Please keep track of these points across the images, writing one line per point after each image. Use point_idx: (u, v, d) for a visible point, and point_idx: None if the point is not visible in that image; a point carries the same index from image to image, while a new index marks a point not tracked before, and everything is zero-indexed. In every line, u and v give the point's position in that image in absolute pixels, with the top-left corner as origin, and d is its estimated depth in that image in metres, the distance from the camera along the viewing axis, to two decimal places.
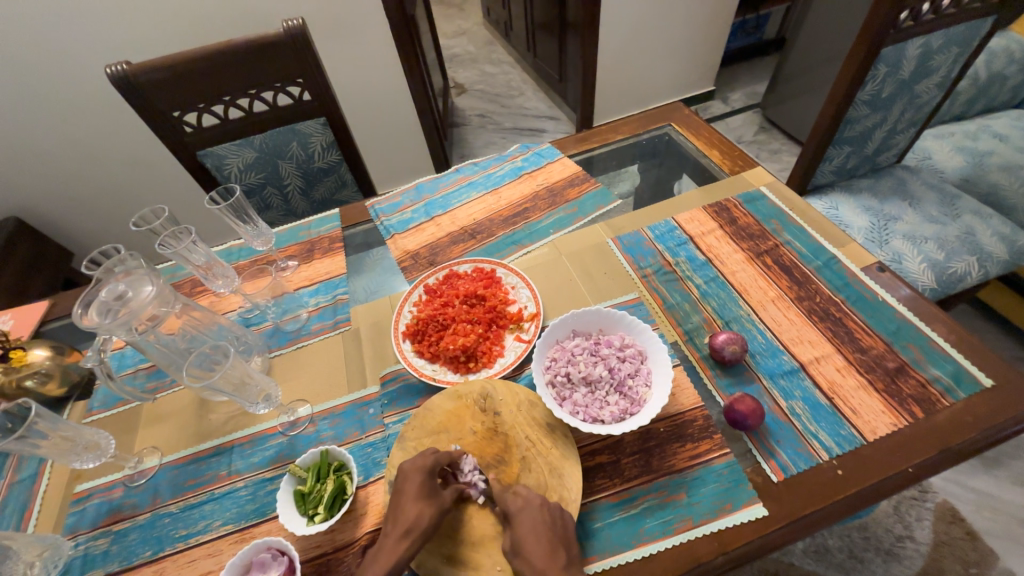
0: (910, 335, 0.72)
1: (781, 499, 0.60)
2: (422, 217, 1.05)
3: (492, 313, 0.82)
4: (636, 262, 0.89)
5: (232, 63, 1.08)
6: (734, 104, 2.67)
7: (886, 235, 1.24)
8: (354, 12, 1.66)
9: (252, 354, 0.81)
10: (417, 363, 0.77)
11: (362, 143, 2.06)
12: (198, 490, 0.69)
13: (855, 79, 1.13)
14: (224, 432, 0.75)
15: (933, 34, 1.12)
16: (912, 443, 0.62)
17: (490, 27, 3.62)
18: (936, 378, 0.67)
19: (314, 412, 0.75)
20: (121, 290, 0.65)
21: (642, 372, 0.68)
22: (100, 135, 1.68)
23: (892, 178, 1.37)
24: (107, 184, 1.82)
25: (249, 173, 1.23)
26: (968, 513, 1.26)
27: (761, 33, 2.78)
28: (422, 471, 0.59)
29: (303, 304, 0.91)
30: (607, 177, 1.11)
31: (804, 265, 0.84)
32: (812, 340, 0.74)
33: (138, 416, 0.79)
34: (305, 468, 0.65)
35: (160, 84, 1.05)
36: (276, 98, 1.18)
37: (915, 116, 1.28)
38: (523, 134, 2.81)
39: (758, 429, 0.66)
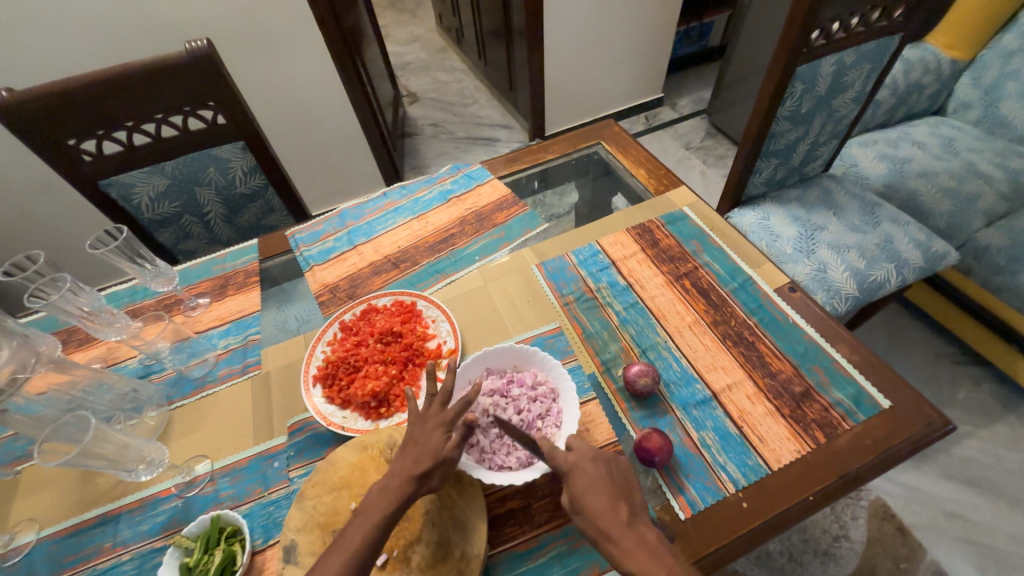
0: (817, 357, 0.74)
1: (688, 537, 0.59)
2: (344, 246, 1.01)
3: (409, 351, 0.79)
4: (558, 289, 0.88)
5: (130, 87, 1.01)
6: (681, 110, 2.73)
7: (812, 245, 1.28)
8: (283, 25, 1.60)
9: (144, 411, 0.76)
10: (326, 410, 0.73)
11: (303, 159, 1.98)
12: (77, 567, 0.63)
13: (774, 96, 1.16)
14: (112, 497, 0.69)
15: (844, 52, 1.16)
16: (813, 470, 0.63)
17: (443, 34, 3.58)
18: (838, 401, 0.69)
19: (214, 468, 0.70)
20: None
21: (552, 412, 0.66)
22: (4, 160, 1.56)
23: (819, 187, 1.42)
24: (18, 212, 1.69)
25: (162, 202, 1.16)
26: (899, 509, 1.31)
27: (705, 41, 2.84)
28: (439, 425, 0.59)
29: (211, 346, 0.85)
30: (556, 191, 1.14)
31: (720, 287, 0.84)
32: (725, 366, 0.74)
33: (14, 485, 0.71)
34: (193, 538, 0.60)
35: (48, 112, 0.97)
36: (187, 122, 1.11)
37: (836, 129, 1.33)
38: (477, 143, 2.79)
39: (669, 464, 0.65)
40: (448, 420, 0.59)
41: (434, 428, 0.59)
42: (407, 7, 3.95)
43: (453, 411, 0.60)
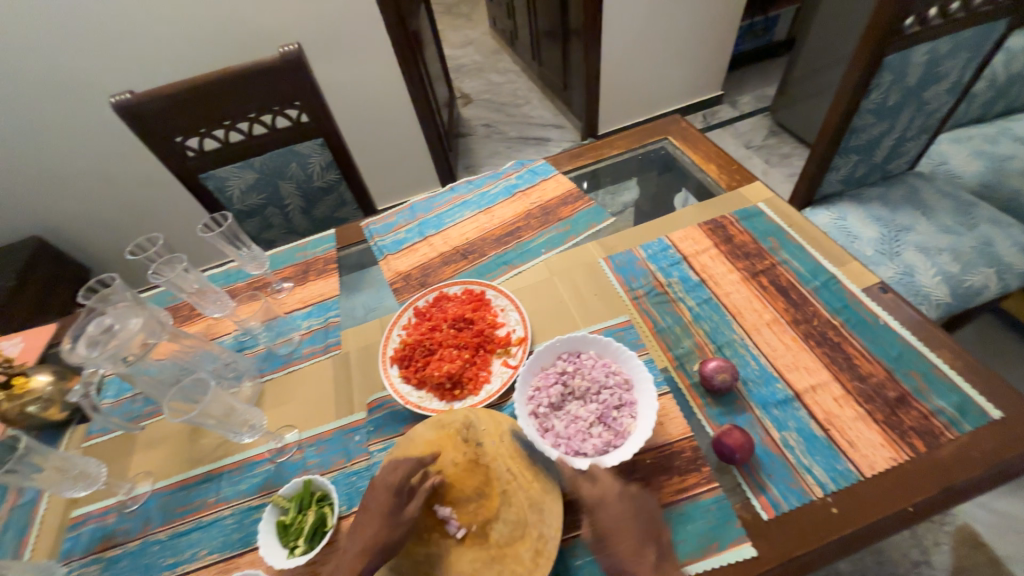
0: (913, 362, 0.69)
1: (771, 538, 0.57)
2: (415, 237, 1.06)
3: (480, 337, 0.81)
4: (627, 282, 0.87)
5: (230, 89, 1.10)
6: (742, 107, 2.62)
7: (897, 246, 1.19)
8: (355, 30, 1.69)
9: (243, 379, 0.83)
10: (403, 389, 0.77)
11: (367, 158, 2.08)
12: (186, 517, 0.69)
13: (859, 87, 1.10)
14: (215, 458, 0.76)
15: (941, 40, 1.07)
16: (911, 479, 0.59)
17: (497, 36, 3.64)
18: (939, 409, 0.64)
19: (302, 438, 0.76)
20: (108, 323, 0.67)
21: (627, 403, 0.66)
22: (115, 157, 1.74)
23: (904, 186, 1.32)
24: (122, 205, 1.89)
25: (250, 194, 1.26)
26: (992, 539, 1.19)
27: (771, 35, 2.72)
28: (390, 485, 0.60)
29: (296, 327, 0.92)
30: (608, 190, 1.11)
31: (801, 285, 0.81)
32: (808, 366, 0.71)
33: (133, 441, 0.80)
34: (288, 498, 0.66)
35: (162, 112, 1.08)
36: (275, 120, 1.20)
37: (926, 123, 1.23)
38: (529, 143, 2.81)
39: (748, 463, 0.63)
40: (394, 483, 0.60)
41: (380, 491, 0.60)
42: (462, 11, 4.05)
43: (398, 474, 0.61)
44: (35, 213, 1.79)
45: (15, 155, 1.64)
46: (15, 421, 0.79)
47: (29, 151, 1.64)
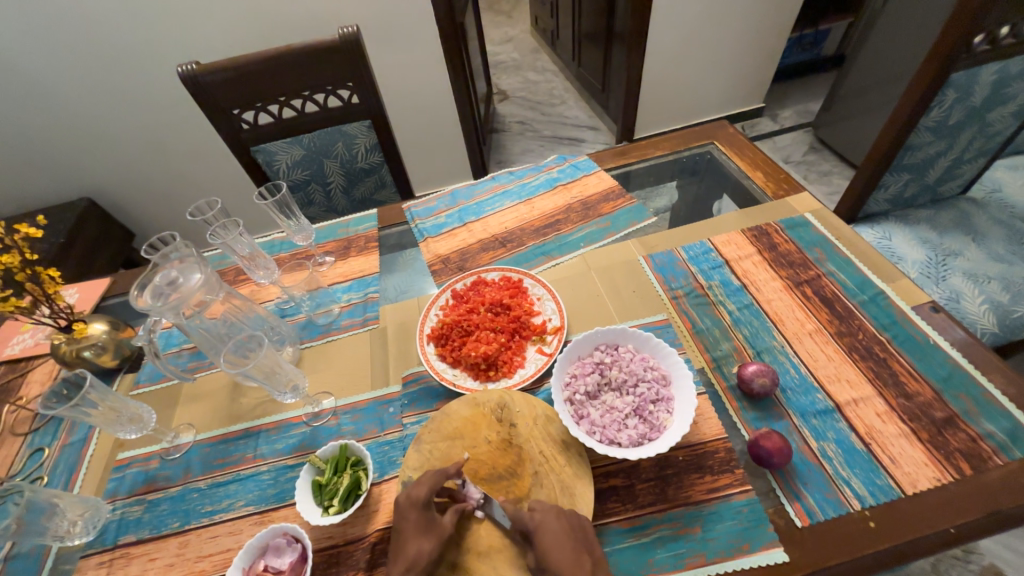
0: (963, 384, 0.67)
1: (805, 545, 0.56)
2: (455, 222, 1.07)
3: (516, 323, 0.82)
4: (667, 282, 0.87)
5: (288, 66, 1.14)
6: (784, 121, 2.57)
7: (943, 271, 1.15)
8: (406, 19, 1.72)
9: (285, 344, 0.85)
10: (439, 366, 0.79)
11: (404, 145, 2.11)
12: (225, 470, 0.72)
13: (919, 104, 1.07)
14: (254, 416, 0.78)
15: (1010, 60, 1.04)
16: (956, 501, 0.57)
17: (537, 35, 3.65)
18: (989, 433, 0.62)
19: (338, 405, 0.78)
20: (173, 276, 0.70)
21: (664, 398, 0.66)
22: (168, 127, 1.82)
23: (955, 210, 1.28)
24: (168, 173, 1.96)
25: (296, 170, 1.29)
26: None
27: (819, 50, 2.66)
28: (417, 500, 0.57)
29: (335, 299, 0.94)
30: (643, 192, 1.10)
31: (847, 298, 0.79)
32: (850, 379, 0.70)
33: (178, 393, 0.83)
34: (324, 460, 0.67)
35: (223, 83, 1.12)
36: (327, 100, 1.23)
37: (985, 146, 1.19)
38: (562, 142, 2.81)
39: (784, 469, 0.63)
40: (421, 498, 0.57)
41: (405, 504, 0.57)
42: (504, 8, 4.08)
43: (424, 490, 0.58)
44: (88, 175, 1.87)
45: (78, 118, 1.72)
46: (71, 363, 0.84)
47: (91, 115, 1.72)
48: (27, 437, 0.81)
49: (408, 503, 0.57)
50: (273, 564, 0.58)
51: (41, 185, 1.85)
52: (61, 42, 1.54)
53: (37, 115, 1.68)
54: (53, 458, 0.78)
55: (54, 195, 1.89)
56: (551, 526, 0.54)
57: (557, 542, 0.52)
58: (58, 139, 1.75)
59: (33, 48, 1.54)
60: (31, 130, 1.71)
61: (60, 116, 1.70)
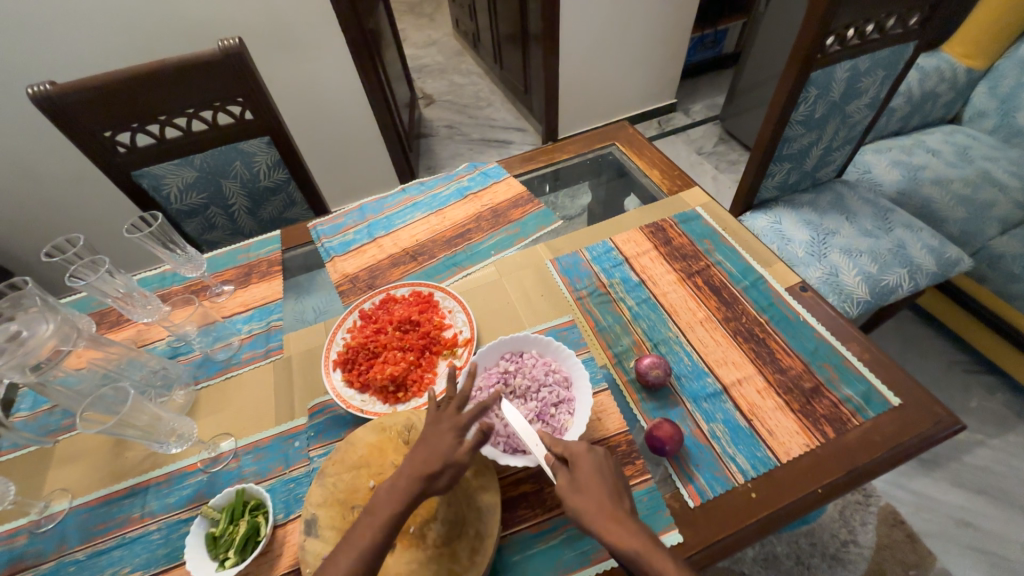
0: (827, 355, 0.75)
1: (697, 525, 0.60)
2: (364, 238, 1.04)
3: (426, 339, 0.81)
4: (572, 283, 0.90)
5: (165, 82, 1.05)
6: (695, 115, 2.74)
7: (824, 249, 1.28)
8: (307, 27, 1.65)
9: (173, 388, 0.79)
10: (346, 393, 0.76)
11: (321, 157, 2.03)
12: (107, 535, 0.66)
13: (788, 100, 1.17)
14: (142, 471, 0.72)
15: (859, 58, 1.17)
16: (822, 463, 0.64)
17: (459, 38, 3.64)
18: (848, 397, 0.70)
19: (238, 446, 0.73)
20: (15, 330, 0.63)
21: (565, 399, 0.68)
22: (39, 152, 1.63)
23: (832, 192, 1.42)
24: (47, 202, 1.75)
25: (189, 193, 1.20)
26: (909, 517, 1.29)
27: (720, 48, 2.86)
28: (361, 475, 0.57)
29: (235, 331, 0.89)
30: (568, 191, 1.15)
31: (732, 285, 0.86)
32: (735, 361, 0.76)
33: (49, 456, 0.74)
34: (219, 509, 0.63)
35: (88, 104, 1.01)
36: (217, 117, 1.15)
37: (849, 135, 1.34)
38: (491, 144, 2.82)
39: (679, 453, 0.66)
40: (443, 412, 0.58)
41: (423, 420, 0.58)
42: (425, 11, 4.03)
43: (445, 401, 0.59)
44: None
45: None
46: None
47: None
48: None
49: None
50: None
51: None
52: None
53: None
54: None
55: None
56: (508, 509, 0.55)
57: (600, 474, 0.55)
58: None
59: None
60: None
61: None
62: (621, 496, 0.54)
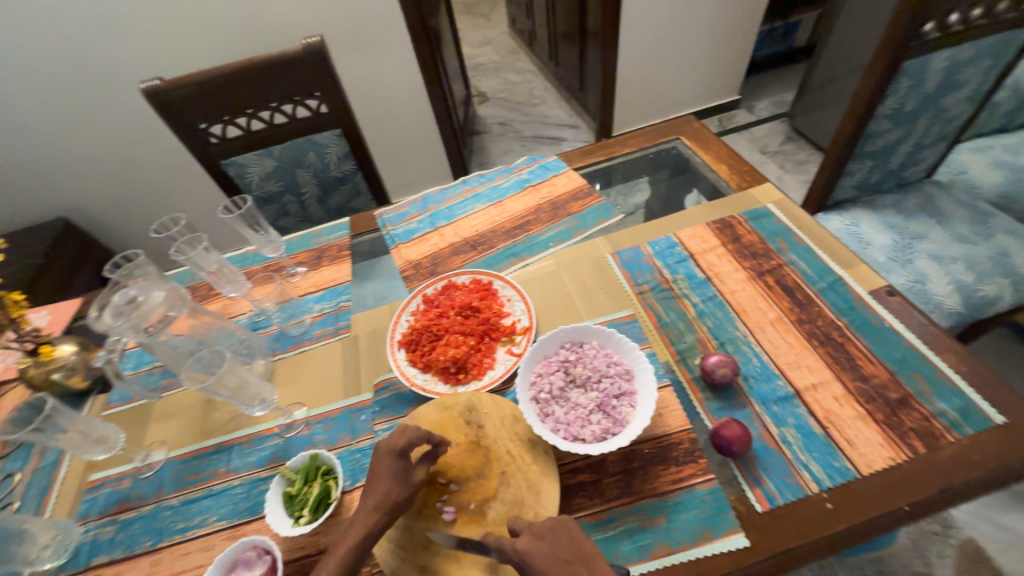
0: (917, 365, 0.69)
1: (764, 531, 0.58)
2: (426, 227, 1.08)
3: (486, 325, 0.83)
4: (633, 277, 0.88)
5: (252, 78, 1.14)
6: (760, 112, 2.60)
7: (909, 254, 1.18)
8: (376, 26, 1.72)
9: (255, 357, 0.86)
10: (410, 372, 0.79)
11: (382, 152, 2.12)
12: (197, 485, 0.72)
13: (875, 91, 1.09)
14: (227, 431, 0.78)
15: (961, 46, 1.06)
16: (909, 479, 0.59)
17: (515, 36, 3.66)
18: (941, 412, 0.64)
19: (310, 415, 0.78)
20: (132, 295, 0.70)
21: (627, 392, 0.67)
22: (140, 143, 1.81)
23: (920, 194, 1.30)
24: (145, 190, 1.95)
25: (268, 181, 1.29)
26: (998, 554, 1.16)
27: (791, 41, 2.69)
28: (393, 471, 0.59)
29: (308, 309, 0.95)
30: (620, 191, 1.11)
31: (807, 286, 0.81)
32: (810, 365, 0.71)
33: (150, 411, 0.83)
34: (295, 470, 0.68)
35: (188, 99, 1.12)
36: (295, 110, 1.23)
37: (944, 131, 1.22)
38: (543, 142, 2.83)
39: (746, 456, 0.64)
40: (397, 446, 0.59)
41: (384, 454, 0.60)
42: (482, 10, 4.09)
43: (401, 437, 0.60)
44: (61, 194, 1.86)
45: (47, 138, 1.71)
46: (38, 386, 0.83)
47: (62, 135, 1.71)
48: None
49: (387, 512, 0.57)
50: None
51: (13, 208, 1.83)
52: (28, 64, 1.53)
53: (6, 137, 1.67)
54: (24, 483, 0.78)
55: (27, 217, 1.87)
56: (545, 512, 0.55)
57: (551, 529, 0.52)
58: (29, 160, 1.74)
59: None
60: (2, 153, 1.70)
61: (30, 137, 1.69)
62: (575, 551, 0.50)
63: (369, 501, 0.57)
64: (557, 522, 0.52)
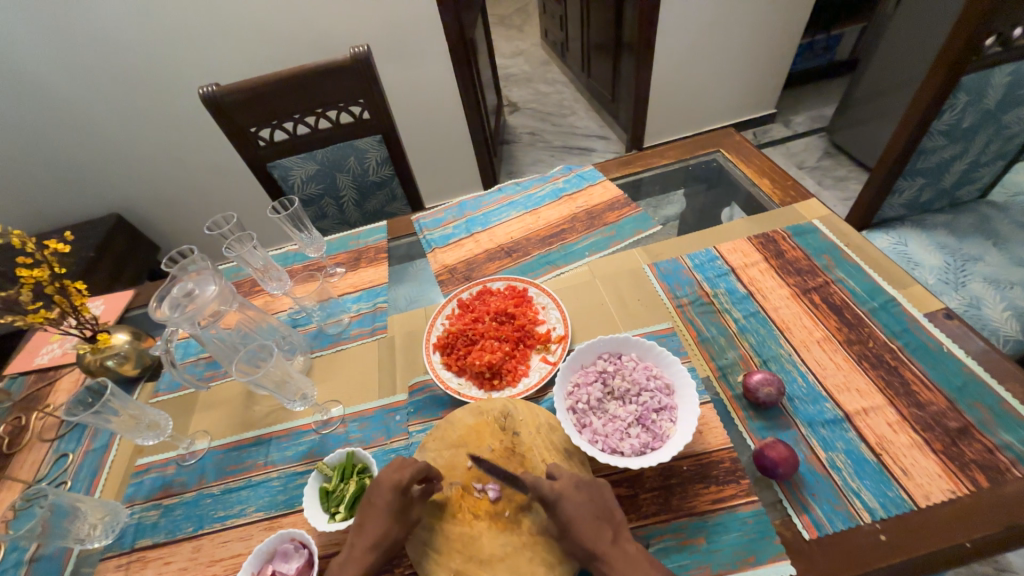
0: (978, 393, 0.65)
1: (813, 558, 0.55)
2: (462, 232, 1.09)
3: (521, 332, 0.83)
4: (672, 290, 0.87)
5: (302, 85, 1.18)
6: (797, 127, 2.54)
7: (963, 277, 1.12)
8: (417, 37, 1.77)
9: (295, 353, 0.87)
10: (444, 375, 0.80)
11: (415, 159, 2.16)
12: (237, 476, 0.74)
13: (929, 107, 1.05)
14: (266, 424, 0.80)
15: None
16: (972, 514, 0.56)
17: (547, 48, 3.70)
18: (1007, 444, 0.60)
19: (346, 413, 0.79)
20: (189, 288, 0.75)
21: (667, 406, 0.66)
22: (189, 145, 1.90)
23: (974, 214, 1.24)
24: (190, 189, 2.04)
25: (310, 184, 1.33)
26: None
27: (831, 55, 2.64)
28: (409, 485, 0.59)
29: (346, 309, 0.97)
30: (652, 202, 1.10)
31: (856, 305, 0.78)
32: (860, 388, 0.68)
33: (195, 400, 0.86)
34: (331, 467, 0.69)
35: (241, 104, 1.17)
36: (339, 116, 1.27)
37: (1003, 149, 1.16)
38: (572, 152, 2.83)
39: (791, 479, 0.62)
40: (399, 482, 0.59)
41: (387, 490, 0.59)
42: (515, 23, 4.15)
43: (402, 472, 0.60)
44: (114, 191, 1.96)
45: (106, 139, 1.81)
46: (96, 372, 0.89)
47: (120, 136, 1.82)
48: (53, 443, 0.85)
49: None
50: (280, 569, 0.60)
51: (72, 203, 1.95)
52: (94, 69, 1.63)
53: (70, 137, 1.78)
54: (77, 464, 0.82)
55: (83, 212, 1.98)
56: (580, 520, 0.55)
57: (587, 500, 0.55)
58: (89, 158, 1.85)
59: (65, 75, 1.63)
60: (64, 151, 1.81)
61: (91, 138, 1.80)
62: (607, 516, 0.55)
63: (394, 521, 0.58)
64: (592, 482, 0.58)
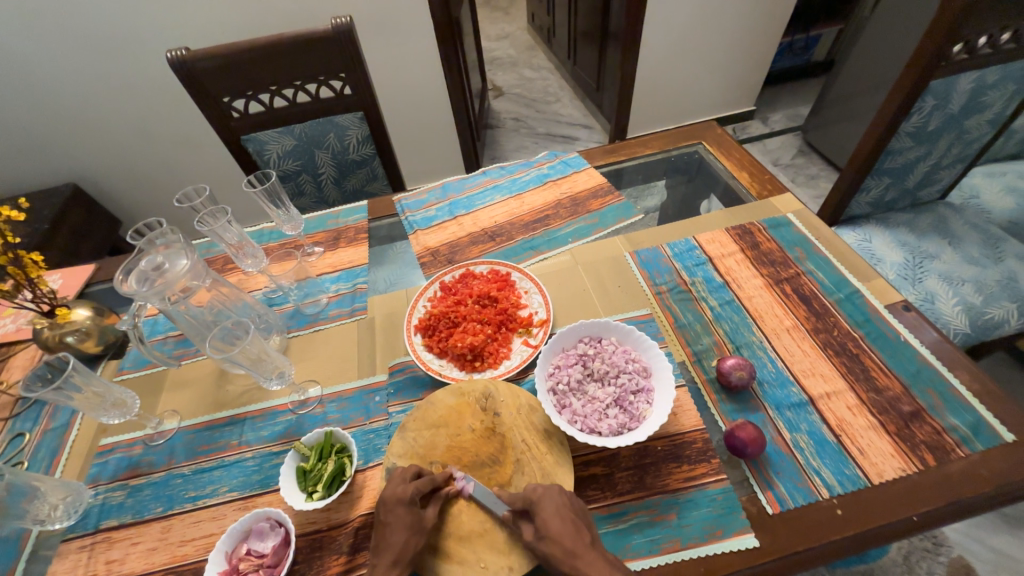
0: (930, 380, 0.70)
1: (775, 531, 0.58)
2: (445, 215, 1.08)
3: (503, 315, 0.83)
4: (652, 278, 0.89)
5: (280, 55, 1.13)
6: (774, 125, 2.61)
7: (920, 273, 1.18)
8: (401, 13, 1.72)
9: (272, 332, 0.85)
10: (425, 357, 0.80)
11: (395, 139, 2.11)
12: (209, 455, 0.72)
13: (899, 109, 1.09)
14: (239, 403, 0.79)
15: (987, 69, 1.07)
16: (919, 490, 0.60)
17: (533, 32, 3.65)
18: (952, 427, 0.65)
19: (324, 393, 0.78)
20: (159, 261, 0.72)
21: (644, 388, 0.67)
22: (156, 113, 1.80)
23: (933, 214, 1.31)
24: (155, 159, 1.93)
25: (287, 160, 1.28)
26: None
27: (809, 55, 2.70)
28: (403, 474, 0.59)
29: (324, 289, 0.95)
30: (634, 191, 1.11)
31: (824, 296, 0.82)
32: (824, 374, 0.72)
33: (164, 378, 0.84)
34: (309, 447, 0.68)
35: (214, 71, 1.11)
36: (320, 91, 1.23)
37: (963, 152, 1.23)
38: (555, 140, 2.82)
39: (758, 459, 0.65)
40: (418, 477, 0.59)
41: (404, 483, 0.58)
42: (502, 4, 4.07)
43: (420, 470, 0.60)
44: (70, 159, 1.84)
45: (64, 102, 1.69)
46: (54, 348, 0.84)
47: (76, 100, 1.70)
48: (8, 422, 0.81)
49: (404, 489, 0.58)
50: (256, 548, 0.60)
51: (23, 171, 1.82)
52: (48, 26, 1.51)
53: (22, 97, 1.65)
54: (35, 443, 0.78)
55: (35, 180, 1.85)
56: (555, 498, 0.57)
57: (560, 515, 0.55)
58: (42, 123, 1.72)
59: (15, 31, 1.51)
60: (13, 113, 1.68)
61: (43, 101, 1.67)
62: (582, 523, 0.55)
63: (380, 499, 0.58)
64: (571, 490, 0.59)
